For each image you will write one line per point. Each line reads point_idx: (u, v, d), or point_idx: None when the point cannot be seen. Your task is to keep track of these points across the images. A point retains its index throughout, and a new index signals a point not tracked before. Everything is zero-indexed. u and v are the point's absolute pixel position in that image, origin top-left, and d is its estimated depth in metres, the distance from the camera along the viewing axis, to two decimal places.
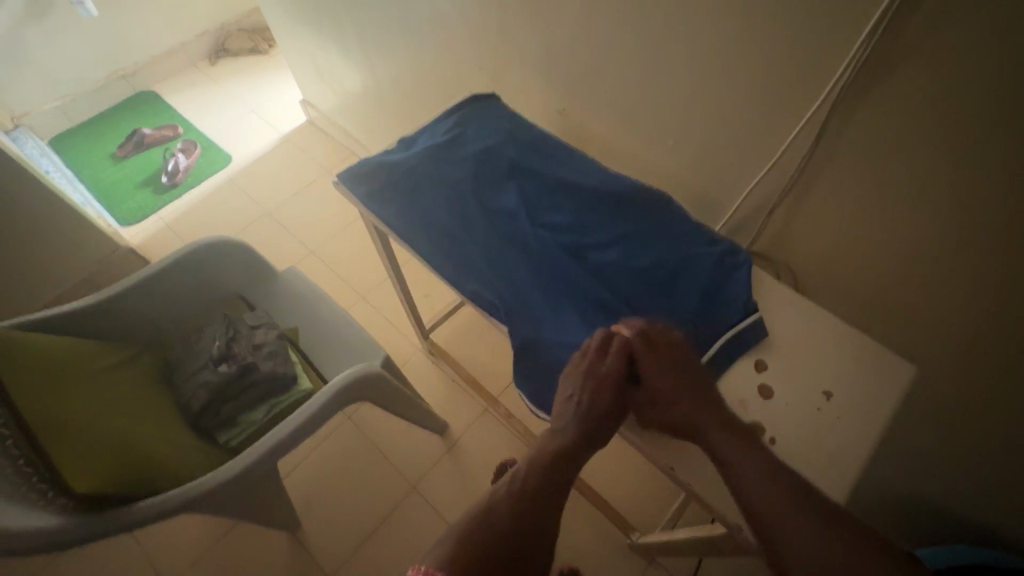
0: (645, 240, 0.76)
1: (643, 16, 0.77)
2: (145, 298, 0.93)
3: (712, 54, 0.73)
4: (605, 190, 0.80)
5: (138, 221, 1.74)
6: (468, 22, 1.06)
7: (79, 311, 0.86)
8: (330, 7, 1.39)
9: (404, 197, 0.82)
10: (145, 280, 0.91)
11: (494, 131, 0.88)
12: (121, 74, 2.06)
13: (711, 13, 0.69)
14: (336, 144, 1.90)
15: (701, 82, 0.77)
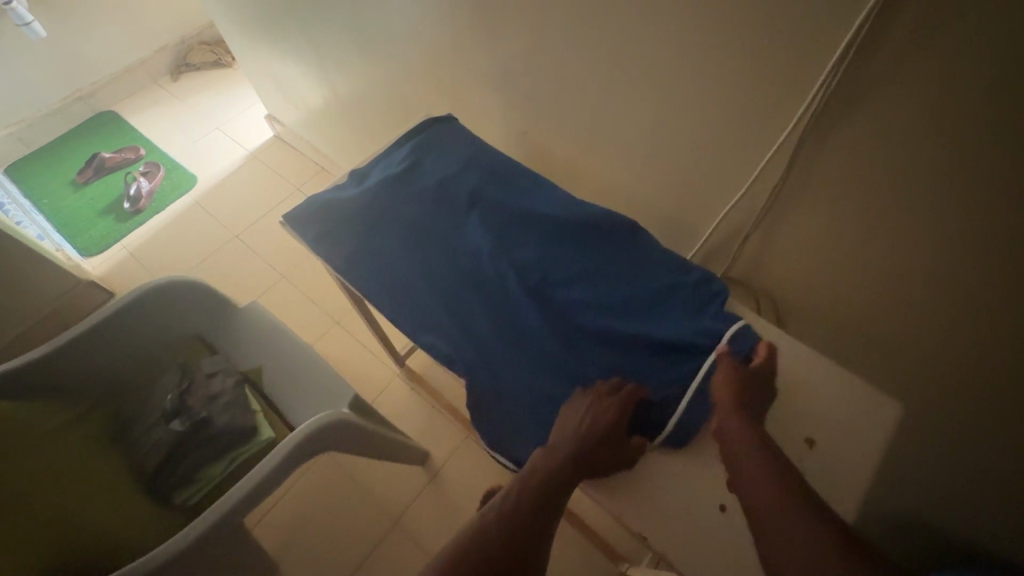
0: (612, 273, 0.72)
1: (602, 32, 0.72)
2: (92, 352, 0.87)
3: (675, 75, 0.68)
4: (569, 219, 0.75)
5: (101, 250, 1.67)
6: (424, 39, 1.01)
7: (12, 371, 0.79)
8: (283, 21, 1.33)
9: (358, 241, 0.78)
10: (89, 333, 0.85)
11: (451, 157, 0.83)
12: (79, 95, 1.98)
13: (672, 32, 0.64)
14: (304, 160, 1.84)
15: (666, 103, 0.72)
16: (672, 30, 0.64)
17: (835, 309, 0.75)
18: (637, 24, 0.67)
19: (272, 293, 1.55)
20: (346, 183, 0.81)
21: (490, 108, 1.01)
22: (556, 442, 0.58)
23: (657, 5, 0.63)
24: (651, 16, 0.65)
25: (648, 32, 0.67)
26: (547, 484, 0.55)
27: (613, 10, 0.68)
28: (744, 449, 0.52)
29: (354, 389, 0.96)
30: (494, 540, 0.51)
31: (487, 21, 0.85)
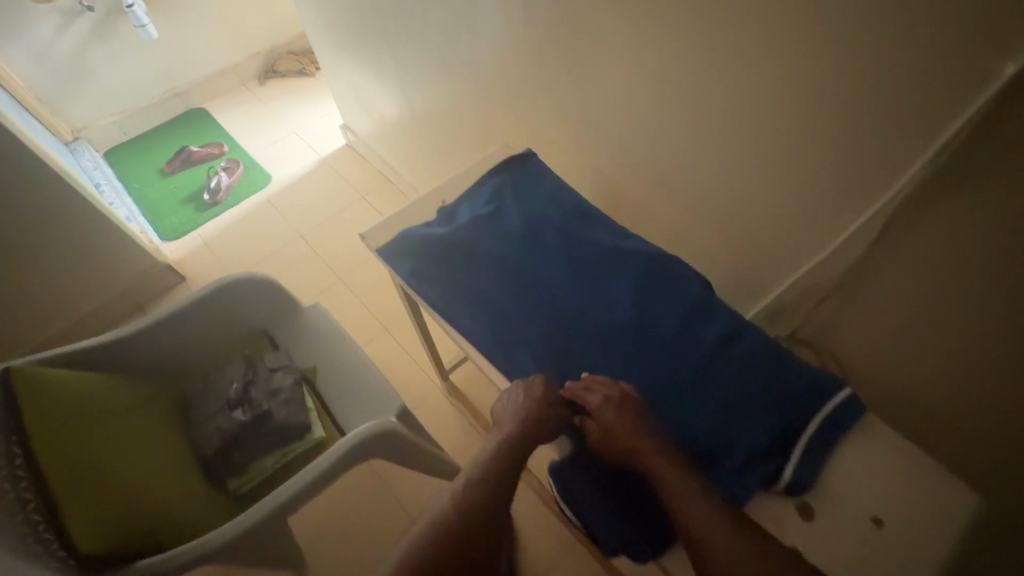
0: (688, 322, 0.70)
1: (692, 79, 0.73)
2: (166, 335, 0.93)
3: (770, 125, 0.69)
4: (657, 268, 0.75)
5: (178, 236, 1.79)
6: (506, 69, 1.05)
7: (101, 345, 0.87)
8: (373, 42, 1.41)
9: (451, 278, 0.77)
10: (163, 319, 0.92)
11: (532, 192, 0.84)
12: (176, 91, 2.15)
13: (773, 82, 0.65)
14: (371, 169, 1.92)
15: (755, 150, 0.73)
16: (772, 81, 0.65)
17: (912, 378, 0.74)
18: (732, 73, 0.68)
19: (328, 293, 1.62)
20: (437, 221, 0.81)
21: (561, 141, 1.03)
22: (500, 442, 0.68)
23: (758, 56, 0.65)
24: (751, 65, 0.66)
25: (743, 82, 0.68)
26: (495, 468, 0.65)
27: (708, 57, 0.69)
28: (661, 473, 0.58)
29: (401, 400, 0.98)
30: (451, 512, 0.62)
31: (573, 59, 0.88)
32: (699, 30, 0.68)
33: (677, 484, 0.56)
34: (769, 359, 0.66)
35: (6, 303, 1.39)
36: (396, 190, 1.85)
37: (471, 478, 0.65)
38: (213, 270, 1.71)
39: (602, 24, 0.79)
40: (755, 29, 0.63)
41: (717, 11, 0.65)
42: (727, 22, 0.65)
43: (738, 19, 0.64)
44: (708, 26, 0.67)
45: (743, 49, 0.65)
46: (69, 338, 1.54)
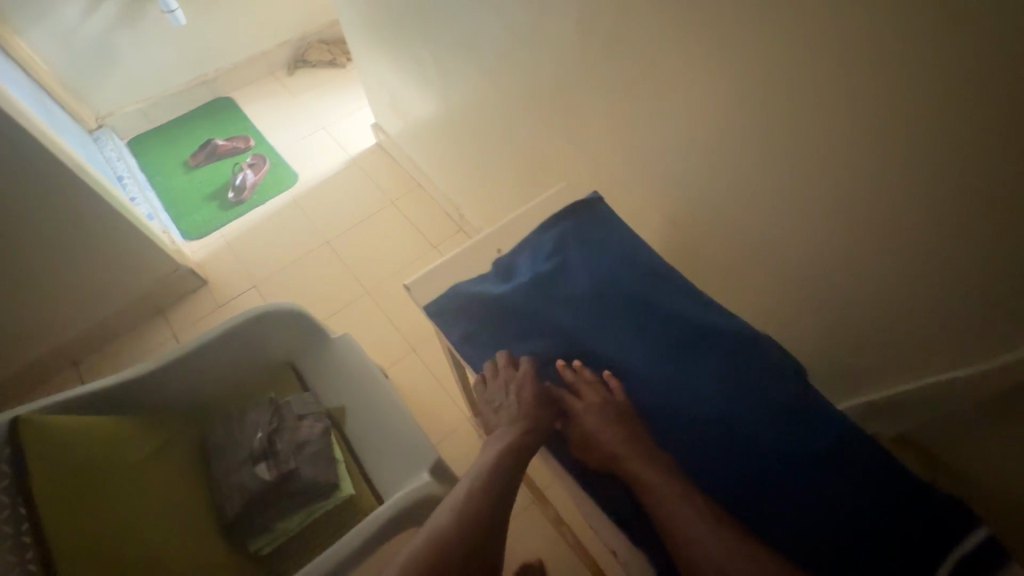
0: (784, 429, 0.60)
1: (796, 134, 0.62)
2: (188, 372, 0.89)
3: (891, 197, 0.58)
4: (742, 353, 0.66)
5: (200, 236, 1.73)
6: (561, 93, 0.93)
7: (120, 384, 0.82)
8: (413, 43, 1.30)
9: (508, 347, 0.70)
10: (185, 355, 0.87)
11: (600, 247, 0.75)
12: (202, 79, 2.07)
13: (902, 152, 0.54)
14: (401, 172, 1.83)
15: (867, 221, 0.62)
16: (902, 150, 0.54)
17: None
18: (848, 134, 0.57)
19: (354, 306, 1.54)
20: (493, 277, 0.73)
21: (618, 177, 0.92)
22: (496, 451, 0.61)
23: (887, 121, 0.53)
24: (875, 130, 0.55)
25: (862, 146, 0.57)
26: (492, 470, 0.59)
27: (818, 115, 0.58)
28: (642, 472, 0.57)
29: (437, 451, 0.87)
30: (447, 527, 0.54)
31: (643, 94, 0.77)
32: (812, 84, 0.57)
33: (659, 485, 0.55)
34: (879, 488, 0.56)
35: (24, 306, 1.34)
36: (427, 196, 1.75)
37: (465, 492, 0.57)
38: (236, 275, 1.64)
39: None
40: (889, 90, 0.52)
41: (839, 64, 0.54)
42: (851, 78, 0.54)
43: (866, 76, 0.53)
44: (824, 80, 0.56)
45: (867, 111, 0.54)
46: (88, 342, 1.49)
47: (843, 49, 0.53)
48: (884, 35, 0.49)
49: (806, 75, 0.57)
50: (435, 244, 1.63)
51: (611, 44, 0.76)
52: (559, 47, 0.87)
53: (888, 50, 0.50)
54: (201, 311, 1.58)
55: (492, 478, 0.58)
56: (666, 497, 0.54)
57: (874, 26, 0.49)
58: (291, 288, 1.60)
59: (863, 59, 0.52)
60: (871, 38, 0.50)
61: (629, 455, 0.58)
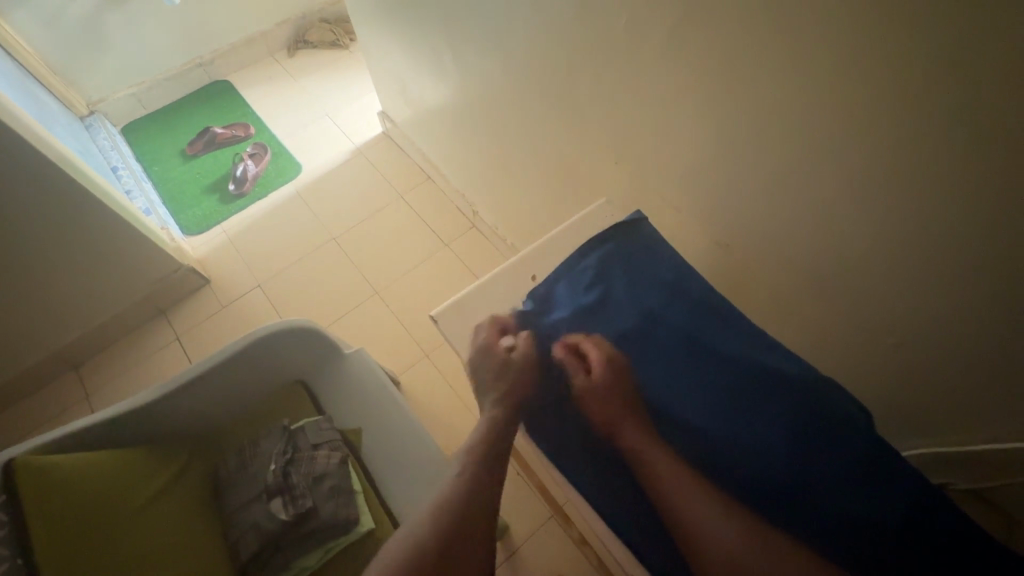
0: (853, 490, 0.54)
1: (873, 162, 0.55)
2: (196, 396, 0.85)
3: (981, 246, 0.51)
4: (806, 397, 0.60)
5: (200, 231, 1.65)
6: (594, 96, 0.85)
7: (124, 414, 0.79)
8: (427, 31, 1.20)
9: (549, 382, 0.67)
10: (191, 380, 0.83)
11: (644, 281, 0.71)
12: (199, 62, 1.96)
13: (1004, 199, 0.47)
14: (410, 163, 1.74)
15: (947, 269, 0.55)
16: (1005, 197, 0.47)
17: None
18: (938, 169, 0.50)
19: (363, 308, 1.48)
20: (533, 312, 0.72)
21: (655, 190, 0.85)
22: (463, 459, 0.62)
23: (992, 162, 0.46)
24: (974, 171, 0.48)
25: (956, 187, 0.50)
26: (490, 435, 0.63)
27: (906, 146, 0.51)
28: (641, 446, 0.60)
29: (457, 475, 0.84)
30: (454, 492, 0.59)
31: (692, 106, 0.69)
32: (904, 110, 0.50)
33: (659, 458, 0.58)
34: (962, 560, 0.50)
35: (20, 311, 1.27)
36: (438, 191, 1.66)
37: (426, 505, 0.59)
38: (239, 273, 1.57)
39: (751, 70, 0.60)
40: (999, 128, 0.44)
41: (942, 92, 0.46)
42: (954, 110, 0.46)
43: (973, 108, 0.45)
44: (917, 106, 0.49)
45: (969, 148, 0.47)
46: (87, 344, 1.44)
47: (950, 75, 0.45)
48: (1004, 64, 0.42)
49: (899, 100, 0.49)
50: (447, 242, 1.56)
51: (660, 46, 0.68)
52: (596, 47, 0.79)
53: (1008, 81, 0.42)
54: (204, 312, 1.51)
55: (472, 487, 0.59)
56: (666, 470, 0.58)
57: (994, 53, 0.42)
58: (296, 288, 1.53)
59: (973, 89, 0.44)
60: (988, 66, 0.43)
61: (630, 428, 0.61)
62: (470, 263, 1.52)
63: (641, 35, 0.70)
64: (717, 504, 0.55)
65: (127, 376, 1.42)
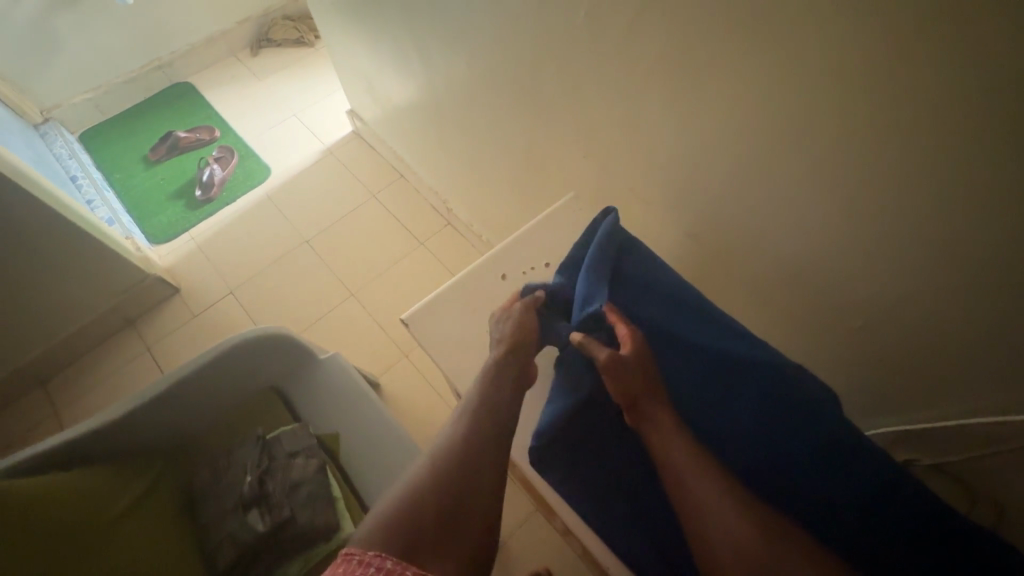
0: (812, 463, 0.56)
1: (831, 147, 0.56)
2: (168, 408, 0.83)
3: (936, 228, 0.53)
4: (778, 378, 0.61)
5: (168, 239, 1.61)
6: (561, 90, 0.85)
7: (93, 431, 0.77)
8: (390, 28, 1.18)
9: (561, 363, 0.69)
10: (162, 393, 0.81)
11: (638, 268, 0.72)
12: (157, 64, 1.90)
13: (958, 183, 0.49)
14: (381, 162, 1.71)
15: (905, 251, 0.57)
16: (959, 180, 0.49)
17: None
18: (891, 150, 0.52)
19: (339, 311, 1.46)
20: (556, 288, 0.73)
21: (624, 183, 0.85)
22: (468, 418, 0.61)
23: (948, 147, 0.48)
24: (931, 156, 0.49)
25: (913, 169, 0.51)
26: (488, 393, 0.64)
27: (865, 131, 0.52)
28: (659, 431, 0.58)
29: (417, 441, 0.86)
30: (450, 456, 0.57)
31: (658, 99, 0.70)
32: (863, 99, 0.51)
33: (677, 446, 0.56)
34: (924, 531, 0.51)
35: None
36: (411, 188, 1.65)
37: (428, 461, 0.57)
38: (209, 280, 1.54)
39: (708, 60, 0.61)
40: (955, 114, 0.46)
41: (899, 80, 0.47)
42: (904, 92, 0.48)
43: (930, 95, 0.46)
44: (869, 90, 0.50)
45: (926, 133, 0.48)
46: (54, 361, 1.39)
47: (907, 63, 0.46)
48: (958, 51, 0.43)
49: (855, 87, 0.51)
50: (423, 240, 1.55)
51: (624, 39, 0.68)
52: (560, 41, 0.78)
53: (955, 67, 0.44)
54: (174, 322, 1.48)
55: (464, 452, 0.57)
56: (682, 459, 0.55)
57: (949, 40, 0.43)
58: (270, 293, 1.50)
59: (928, 76, 0.46)
60: (942, 55, 0.44)
61: (642, 408, 0.60)
62: (446, 260, 1.51)
63: (605, 28, 0.70)
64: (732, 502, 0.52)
65: (97, 391, 1.38)
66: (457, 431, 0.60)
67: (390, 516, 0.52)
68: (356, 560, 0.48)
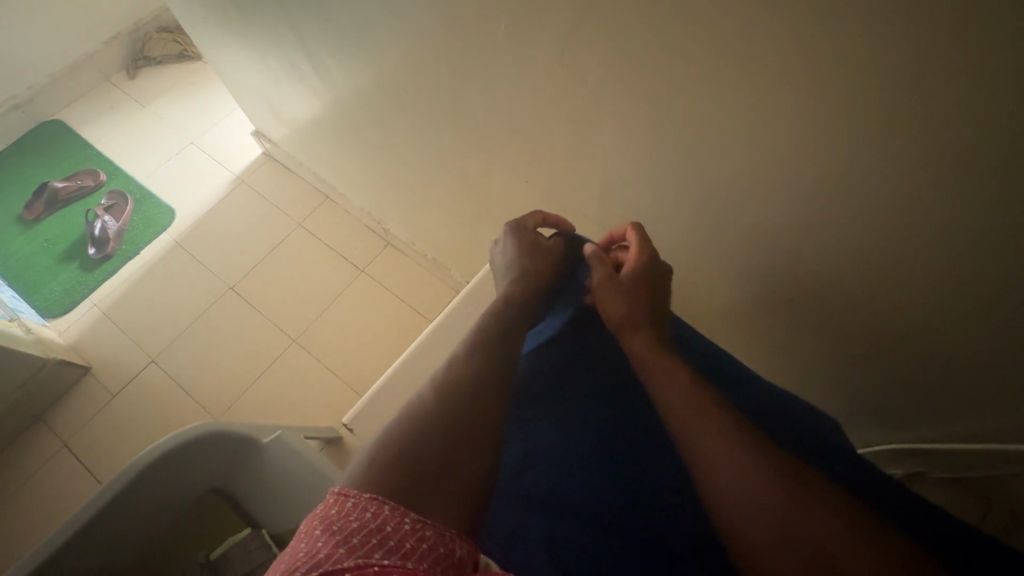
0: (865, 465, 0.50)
1: (800, 158, 0.48)
2: (93, 542, 0.72)
3: (928, 238, 0.47)
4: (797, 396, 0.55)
5: (66, 310, 1.40)
6: (487, 104, 0.74)
7: None
8: (280, 43, 1.01)
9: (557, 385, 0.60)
10: (82, 531, 0.69)
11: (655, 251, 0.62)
12: (12, 103, 1.63)
13: (954, 201, 0.43)
14: (301, 184, 1.54)
15: (894, 269, 0.51)
16: (953, 195, 0.42)
17: None
18: (867, 159, 0.45)
19: (282, 361, 1.31)
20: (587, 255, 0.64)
21: (578, 206, 0.76)
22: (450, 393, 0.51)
23: (941, 161, 0.41)
24: (921, 171, 0.43)
25: (893, 178, 0.44)
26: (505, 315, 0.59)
27: (836, 139, 0.45)
28: (661, 379, 0.51)
29: None
30: (426, 418, 0.49)
31: (606, 120, 0.60)
32: (848, 118, 0.43)
33: (678, 398, 0.49)
34: None
35: None
36: (341, 211, 1.49)
37: (415, 410, 0.50)
38: (125, 350, 1.35)
39: (645, 71, 0.52)
40: (952, 131, 0.39)
41: (883, 83, 0.40)
42: (878, 96, 0.40)
43: (922, 111, 0.39)
44: (837, 95, 0.42)
45: (918, 152, 0.42)
46: None
47: (897, 78, 0.39)
48: (942, 48, 0.36)
49: (820, 94, 0.43)
50: (363, 267, 1.41)
51: (561, 55, 0.57)
52: (478, 53, 0.67)
53: (938, 65, 0.37)
54: (93, 407, 1.29)
55: (435, 419, 0.48)
56: (684, 405, 0.48)
57: (950, 54, 0.36)
58: (201, 353, 1.33)
59: (923, 91, 0.38)
60: (920, 54, 0.37)
61: (648, 360, 0.53)
62: (392, 284, 1.38)
63: (534, 42, 0.59)
64: (751, 454, 0.44)
65: (12, 505, 1.19)
66: (439, 390, 0.51)
67: (374, 463, 0.45)
68: (350, 502, 0.42)
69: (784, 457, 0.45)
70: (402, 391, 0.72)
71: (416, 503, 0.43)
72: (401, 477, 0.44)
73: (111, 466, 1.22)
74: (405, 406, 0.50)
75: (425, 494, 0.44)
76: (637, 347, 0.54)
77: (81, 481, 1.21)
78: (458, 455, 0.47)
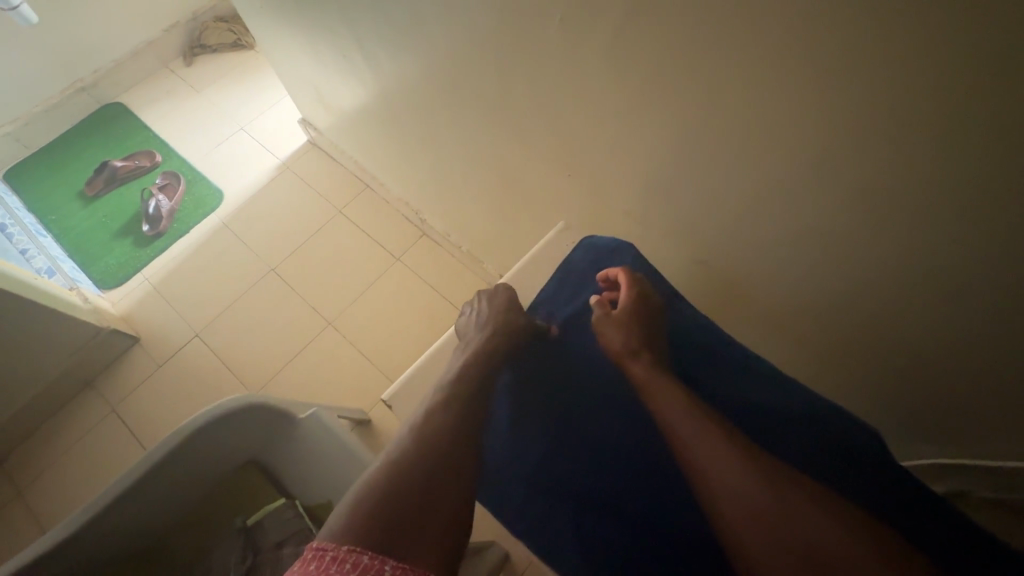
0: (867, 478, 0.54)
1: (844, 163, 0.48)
2: (142, 498, 0.76)
3: (975, 245, 0.45)
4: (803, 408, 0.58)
5: (119, 284, 1.47)
6: (527, 98, 0.75)
7: (69, 538, 0.70)
8: (332, 35, 1.05)
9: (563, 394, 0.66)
10: (134, 486, 0.73)
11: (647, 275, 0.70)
12: (80, 85, 1.72)
13: (1004, 209, 0.42)
14: (342, 172, 1.58)
15: (939, 277, 0.50)
16: (1004, 202, 0.41)
17: None
18: (914, 164, 0.44)
19: (317, 343, 1.36)
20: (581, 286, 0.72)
21: (614, 204, 0.76)
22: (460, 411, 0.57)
23: (993, 167, 0.40)
24: (972, 176, 0.41)
25: (941, 183, 0.43)
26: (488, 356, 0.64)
27: (882, 144, 0.44)
28: (664, 402, 0.54)
29: None
30: (411, 457, 0.52)
31: (646, 119, 0.60)
32: (895, 122, 0.42)
33: (679, 418, 0.52)
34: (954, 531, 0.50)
35: None
36: (380, 200, 1.52)
37: (417, 432, 0.55)
38: (171, 324, 1.41)
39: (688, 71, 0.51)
40: (1007, 136, 0.38)
41: (934, 86, 0.39)
42: (928, 99, 0.39)
43: (974, 116, 0.38)
44: (885, 98, 0.41)
45: (967, 158, 0.41)
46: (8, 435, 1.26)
47: (951, 81, 0.38)
48: (999, 51, 0.35)
49: (867, 98, 0.42)
50: (399, 255, 1.44)
51: (603, 52, 0.58)
52: (522, 49, 0.68)
53: (993, 68, 0.36)
54: (139, 375, 1.36)
55: (423, 455, 0.52)
56: (685, 426, 0.51)
57: (1007, 57, 0.35)
58: (241, 331, 1.39)
59: (978, 94, 0.37)
60: (976, 57, 0.36)
61: (650, 383, 0.57)
62: (426, 274, 1.41)
63: (577, 38, 0.59)
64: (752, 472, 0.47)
65: (64, 462, 1.27)
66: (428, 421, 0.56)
67: (354, 510, 0.48)
68: (328, 556, 0.45)
69: (781, 472, 0.48)
70: (432, 377, 0.74)
71: (397, 548, 0.46)
72: (382, 523, 0.47)
73: (154, 432, 1.28)
74: (388, 450, 0.54)
75: (405, 537, 0.47)
76: (637, 372, 0.58)
77: (126, 444, 1.28)
78: (439, 489, 0.50)
